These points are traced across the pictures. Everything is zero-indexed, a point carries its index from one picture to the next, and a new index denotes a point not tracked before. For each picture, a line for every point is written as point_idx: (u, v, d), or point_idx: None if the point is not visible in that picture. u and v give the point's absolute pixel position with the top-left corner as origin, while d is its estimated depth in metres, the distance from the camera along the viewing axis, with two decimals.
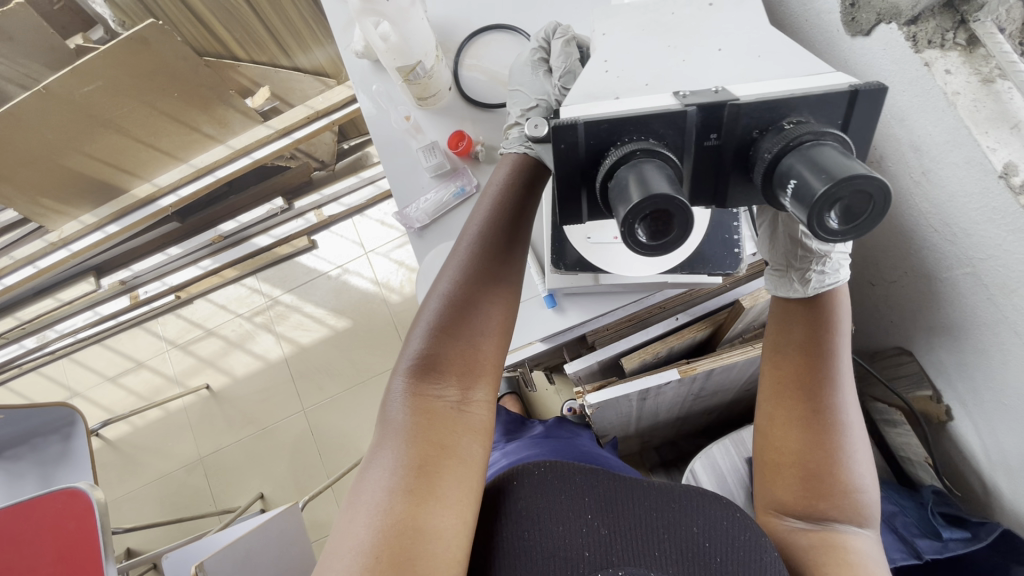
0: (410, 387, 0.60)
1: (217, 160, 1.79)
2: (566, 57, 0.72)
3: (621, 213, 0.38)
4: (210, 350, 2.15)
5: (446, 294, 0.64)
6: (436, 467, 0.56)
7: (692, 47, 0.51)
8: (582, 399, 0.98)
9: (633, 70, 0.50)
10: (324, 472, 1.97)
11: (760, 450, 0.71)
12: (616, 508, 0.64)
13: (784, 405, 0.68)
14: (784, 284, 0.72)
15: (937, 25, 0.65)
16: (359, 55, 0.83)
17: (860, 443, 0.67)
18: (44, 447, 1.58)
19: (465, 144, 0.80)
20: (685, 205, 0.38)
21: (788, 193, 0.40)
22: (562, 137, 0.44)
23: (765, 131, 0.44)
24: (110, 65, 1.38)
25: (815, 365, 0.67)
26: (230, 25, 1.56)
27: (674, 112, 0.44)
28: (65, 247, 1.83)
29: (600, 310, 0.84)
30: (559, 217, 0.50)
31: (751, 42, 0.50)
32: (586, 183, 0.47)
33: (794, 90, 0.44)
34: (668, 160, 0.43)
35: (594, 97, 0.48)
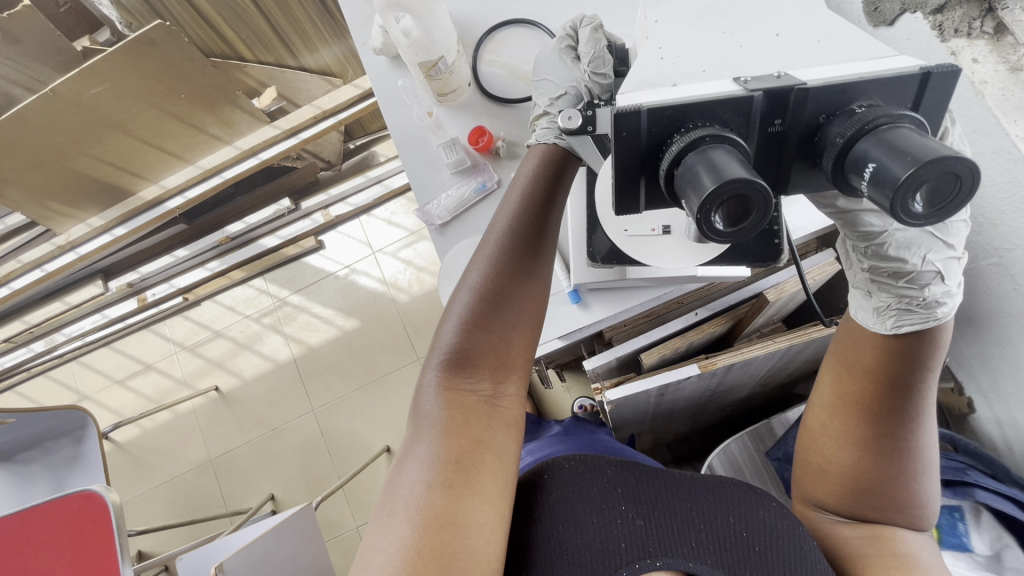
0: (444, 381, 0.61)
1: (224, 161, 1.78)
2: (594, 44, 0.71)
3: (694, 202, 0.38)
4: (219, 352, 2.15)
5: (477, 287, 0.63)
6: (471, 460, 0.56)
7: (748, 32, 0.48)
8: (602, 396, 0.97)
9: (691, 59, 0.48)
10: (335, 472, 1.97)
11: (809, 448, 0.70)
12: (650, 500, 0.65)
13: (844, 423, 0.65)
14: (862, 315, 0.64)
15: (964, 13, 0.65)
16: (378, 51, 0.83)
17: (924, 461, 0.63)
18: (56, 451, 1.58)
19: (486, 139, 0.80)
20: (764, 188, 0.37)
21: (866, 178, 0.39)
22: (626, 124, 0.42)
23: (833, 116, 0.43)
24: (117, 66, 1.38)
25: (888, 395, 0.61)
26: (236, 25, 1.56)
27: (740, 96, 0.42)
28: (73, 250, 1.82)
29: (623, 306, 0.82)
30: (618, 206, 0.48)
31: (807, 25, 0.48)
32: (647, 171, 0.46)
33: (862, 73, 0.42)
34: (738, 146, 0.42)
35: (650, 84, 0.46)
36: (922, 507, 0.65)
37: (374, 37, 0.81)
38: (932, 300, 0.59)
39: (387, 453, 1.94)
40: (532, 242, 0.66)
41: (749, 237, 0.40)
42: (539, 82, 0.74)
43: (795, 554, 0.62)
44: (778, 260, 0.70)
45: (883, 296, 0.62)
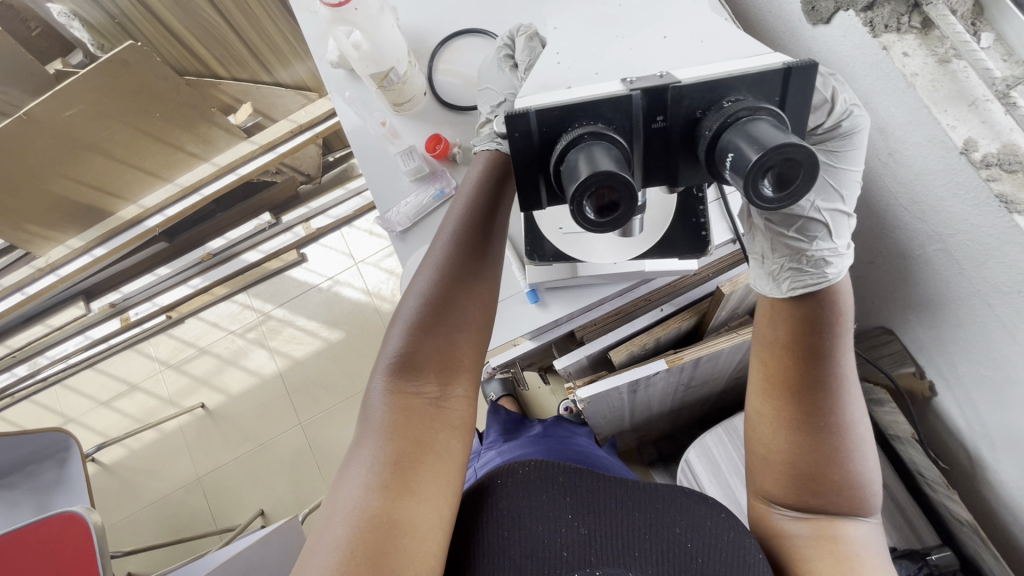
0: (389, 385, 0.62)
1: (202, 178, 1.79)
2: (530, 51, 0.73)
3: (569, 191, 0.38)
4: (205, 369, 2.15)
5: (423, 293, 0.65)
6: (414, 462, 0.57)
7: (640, 37, 0.50)
8: (574, 394, 0.99)
9: (586, 61, 0.48)
10: (324, 485, 1.96)
11: (748, 441, 0.66)
12: (597, 508, 0.63)
13: (770, 404, 0.62)
14: (760, 283, 0.66)
15: (892, 10, 0.68)
16: (335, 64, 0.84)
17: (856, 438, 0.60)
18: (39, 474, 1.57)
19: (442, 147, 0.81)
20: (628, 179, 0.37)
21: (727, 167, 0.39)
22: (515, 124, 0.43)
23: (707, 111, 0.43)
24: (89, 89, 1.39)
25: (804, 366, 0.60)
26: (208, 43, 1.57)
27: (619, 95, 0.43)
28: (53, 272, 1.82)
29: (586, 304, 0.85)
30: (518, 204, 0.47)
31: (695, 25, 0.49)
32: (542, 170, 0.46)
33: (733, 70, 0.43)
34: (618, 143, 0.42)
35: (545, 88, 0.46)
36: (864, 490, 0.60)
37: (330, 51, 0.82)
38: (820, 258, 0.62)
39: None
40: (477, 247, 0.67)
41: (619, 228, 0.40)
42: (483, 91, 0.76)
43: (739, 565, 0.60)
44: (705, 250, 0.73)
45: (775, 260, 0.65)
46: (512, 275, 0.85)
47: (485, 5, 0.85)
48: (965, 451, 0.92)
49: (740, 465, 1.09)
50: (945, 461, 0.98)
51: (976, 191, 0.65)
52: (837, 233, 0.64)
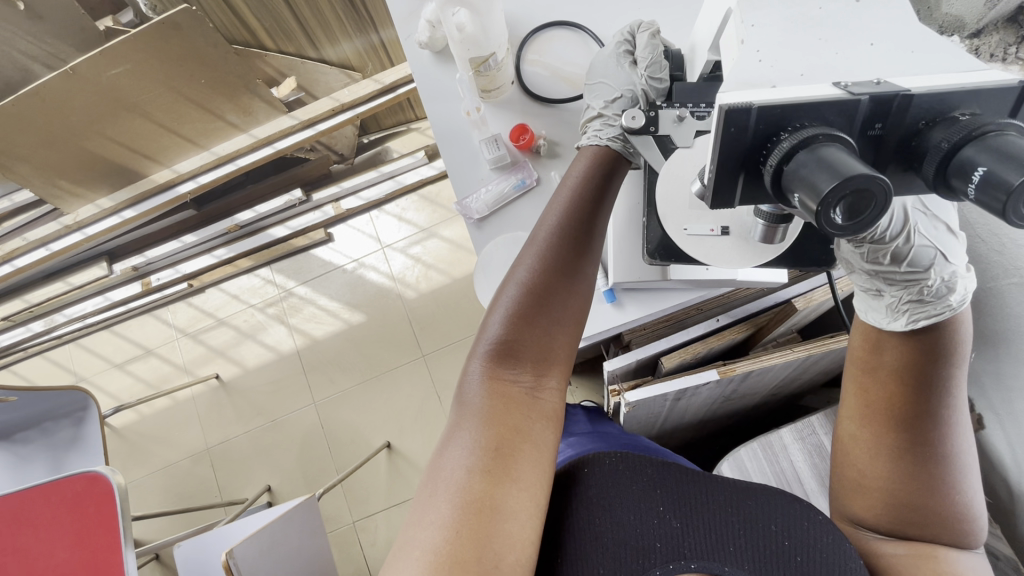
0: (488, 371, 0.62)
1: (238, 149, 1.77)
2: (652, 49, 0.72)
3: (812, 202, 0.37)
4: (222, 340, 2.14)
5: (524, 282, 0.65)
6: (511, 448, 0.58)
7: (843, 40, 0.45)
8: (619, 398, 0.97)
9: (795, 57, 0.44)
10: (333, 467, 1.96)
11: (840, 461, 0.70)
12: (690, 505, 0.67)
13: (873, 432, 0.65)
14: (875, 317, 0.65)
15: (1000, 39, 0.71)
16: (423, 45, 0.83)
17: (963, 469, 0.63)
18: (55, 432, 1.56)
19: (527, 137, 0.81)
20: (887, 185, 0.36)
21: (973, 183, 0.38)
22: (735, 119, 0.41)
23: (932, 123, 0.42)
24: (139, 48, 1.38)
25: (909, 400, 0.62)
26: (261, 14, 1.55)
27: (848, 100, 0.41)
28: (80, 230, 1.81)
29: (656, 308, 0.84)
30: (711, 199, 0.46)
31: (900, 32, 0.45)
32: (745, 168, 0.44)
33: (964, 83, 0.41)
34: (849, 146, 0.41)
35: (748, 84, 0.43)
36: (969, 520, 0.63)
37: (421, 30, 0.82)
38: (941, 288, 0.61)
39: (386, 449, 1.93)
40: (580, 240, 0.67)
41: (860, 233, 0.39)
42: (595, 85, 0.77)
43: (837, 564, 0.64)
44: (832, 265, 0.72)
45: (893, 293, 0.64)
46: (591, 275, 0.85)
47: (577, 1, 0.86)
48: (1008, 487, 0.92)
49: (771, 481, 1.09)
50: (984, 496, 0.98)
51: None
52: (949, 253, 0.62)
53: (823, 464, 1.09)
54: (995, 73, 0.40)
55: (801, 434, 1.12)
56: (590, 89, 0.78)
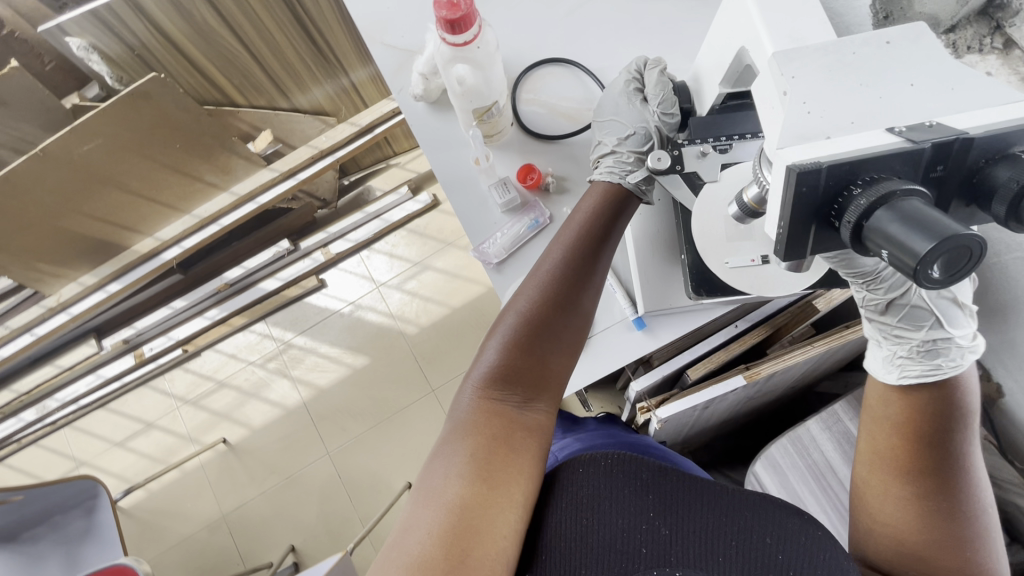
0: (481, 391, 0.65)
1: (221, 209, 1.74)
2: (662, 86, 0.76)
3: (904, 263, 0.37)
4: (225, 403, 2.08)
5: (522, 311, 0.68)
6: (496, 460, 0.60)
7: (881, 78, 0.45)
8: (649, 415, 0.97)
9: (838, 104, 0.44)
10: (356, 517, 1.91)
11: (854, 513, 0.72)
12: (680, 509, 0.66)
13: (882, 481, 0.68)
14: (876, 365, 0.72)
15: (974, 32, 0.70)
16: (418, 97, 0.84)
17: (975, 526, 0.64)
18: (65, 525, 1.49)
19: (534, 177, 0.82)
20: (984, 238, 0.36)
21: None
22: (804, 181, 0.41)
23: (992, 160, 0.42)
24: (109, 123, 1.35)
25: (918, 452, 0.65)
26: (229, 71, 1.55)
27: (912, 150, 0.40)
28: (65, 310, 1.76)
29: (683, 329, 0.83)
30: (780, 251, 0.46)
31: (935, 65, 0.45)
32: (819, 219, 0.44)
33: (1017, 119, 0.41)
34: (926, 196, 0.40)
35: (806, 139, 0.44)
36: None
37: (415, 84, 0.83)
38: (939, 348, 0.67)
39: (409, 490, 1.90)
40: (579, 277, 0.70)
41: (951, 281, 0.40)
42: (606, 122, 0.79)
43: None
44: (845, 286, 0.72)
45: (890, 345, 0.71)
46: (616, 303, 0.84)
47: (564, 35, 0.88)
48: None
49: (806, 475, 1.11)
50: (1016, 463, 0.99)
51: None
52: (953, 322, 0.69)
53: (854, 451, 1.09)
54: None
55: (828, 424, 1.12)
56: (602, 126, 0.80)
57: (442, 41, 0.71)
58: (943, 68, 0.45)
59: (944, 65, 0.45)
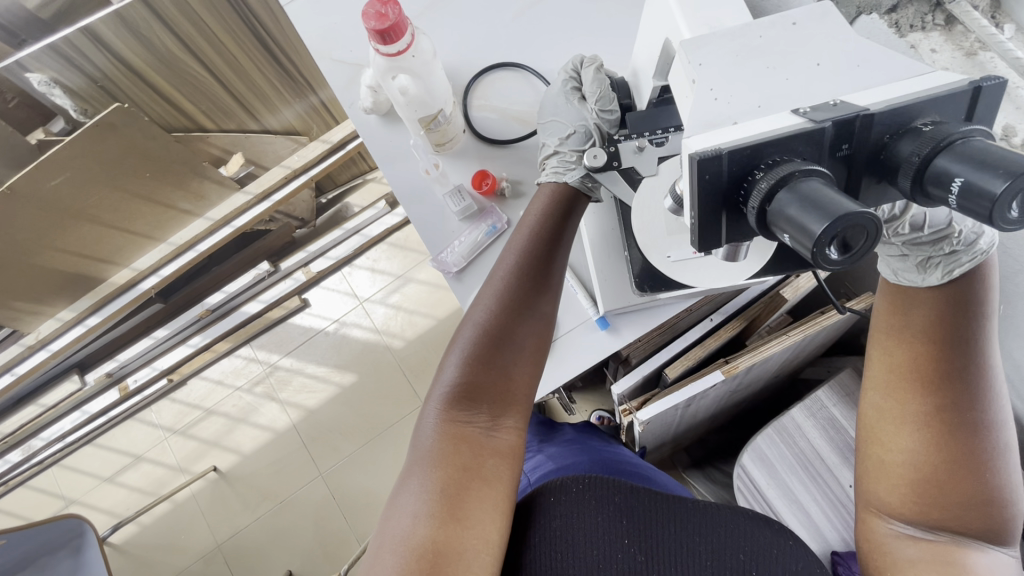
0: (443, 414, 0.64)
1: (197, 234, 1.73)
2: (598, 83, 0.74)
3: (806, 243, 0.34)
4: (214, 430, 2.06)
5: (480, 325, 0.67)
6: (464, 486, 0.59)
7: (790, 63, 0.45)
8: (631, 417, 0.96)
9: (746, 89, 0.44)
10: (353, 536, 1.89)
11: (869, 437, 0.69)
12: (652, 533, 0.67)
13: (900, 397, 0.65)
14: (907, 277, 0.67)
15: (916, 10, 0.71)
16: (369, 110, 0.84)
17: (990, 439, 0.62)
18: (53, 566, 1.44)
19: (489, 182, 0.82)
20: (876, 218, 0.34)
21: (954, 194, 0.36)
22: (706, 168, 0.39)
23: (896, 135, 0.41)
24: (74, 155, 1.31)
25: (938, 363, 0.63)
26: (195, 96, 1.51)
27: (812, 129, 0.39)
28: (44, 347, 1.72)
29: (651, 327, 0.83)
30: (695, 242, 0.43)
31: (846, 46, 0.45)
32: (727, 205, 0.41)
33: (916, 92, 0.40)
34: (826, 177, 0.38)
35: (711, 125, 0.43)
36: (998, 496, 0.62)
37: (364, 97, 0.82)
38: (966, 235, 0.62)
39: None
40: (536, 284, 0.70)
41: (852, 265, 0.37)
42: (549, 123, 0.78)
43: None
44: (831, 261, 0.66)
45: (919, 253, 0.65)
46: (579, 304, 0.84)
47: (513, 39, 0.88)
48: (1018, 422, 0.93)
49: (794, 464, 1.09)
50: None
51: None
52: None
53: (839, 435, 1.09)
54: (944, 78, 0.40)
55: (812, 410, 1.12)
56: (544, 128, 0.79)
57: (377, 54, 0.72)
58: (849, 44, 0.45)
59: (848, 40, 0.45)
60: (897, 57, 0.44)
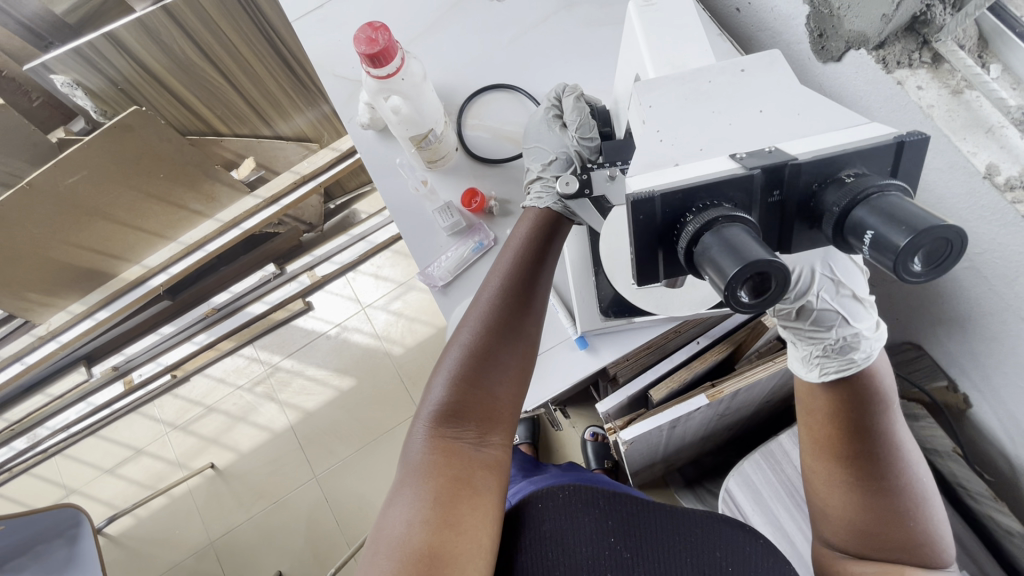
0: (431, 430, 0.63)
1: (206, 236, 1.71)
2: (579, 111, 0.76)
3: (719, 282, 0.38)
4: (214, 428, 2.09)
5: (467, 343, 0.67)
6: (454, 500, 0.58)
7: (735, 110, 0.49)
8: (616, 436, 0.97)
9: (689, 133, 0.49)
10: (344, 541, 1.89)
11: (807, 493, 0.72)
12: (639, 534, 0.67)
13: (824, 468, 0.68)
14: (796, 366, 0.71)
15: (903, 47, 0.71)
16: (366, 126, 0.88)
17: (914, 493, 0.66)
18: (48, 554, 1.40)
19: (478, 201, 0.85)
20: (784, 266, 0.38)
21: (865, 244, 0.40)
22: (641, 208, 0.43)
23: (824, 184, 0.44)
24: (92, 155, 1.32)
25: (849, 441, 0.65)
26: (211, 101, 1.52)
27: (742, 176, 0.43)
28: (54, 339, 1.75)
29: (632, 348, 0.84)
30: (635, 278, 0.47)
31: (788, 98, 0.49)
32: (663, 245, 0.45)
33: (845, 144, 0.44)
34: (749, 223, 0.42)
35: (654, 166, 0.47)
36: (929, 540, 0.66)
37: (361, 113, 0.86)
38: (842, 344, 0.67)
39: None
40: (521, 302, 0.70)
41: (762, 311, 0.41)
42: (531, 149, 0.80)
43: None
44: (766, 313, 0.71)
45: (806, 345, 0.70)
46: (559, 323, 0.85)
47: (510, 62, 0.92)
48: (1007, 460, 0.92)
49: (780, 490, 1.09)
50: (988, 474, 0.97)
51: (1004, 213, 0.66)
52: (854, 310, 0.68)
53: None
54: (873, 132, 0.44)
55: (800, 437, 1.11)
56: (528, 152, 0.81)
57: (368, 76, 0.76)
58: (792, 94, 0.49)
59: (791, 91, 0.50)
60: (836, 107, 0.48)
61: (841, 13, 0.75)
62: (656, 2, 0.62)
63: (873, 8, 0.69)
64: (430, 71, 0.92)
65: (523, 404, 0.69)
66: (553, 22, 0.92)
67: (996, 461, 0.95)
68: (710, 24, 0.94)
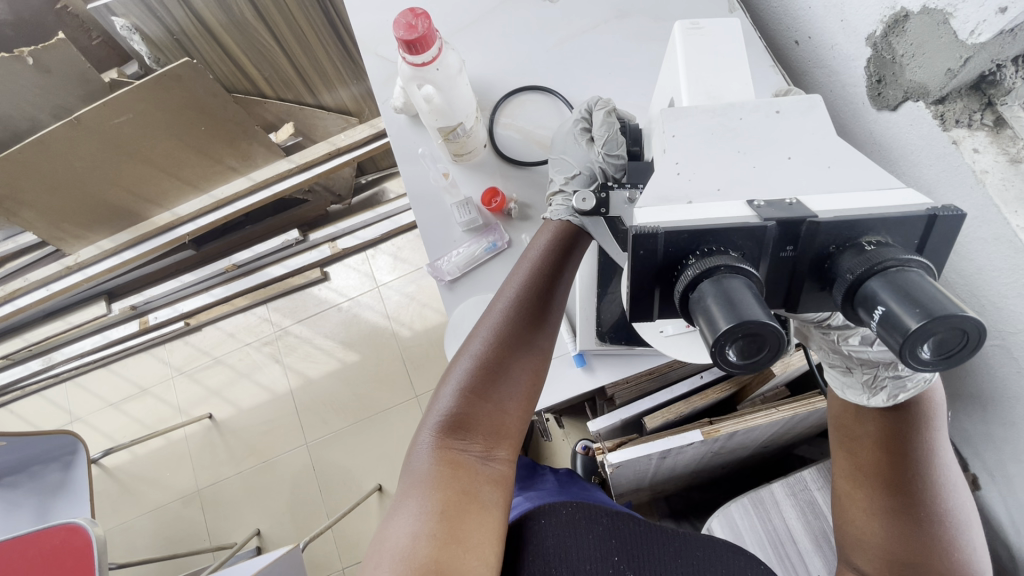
0: (437, 440, 0.61)
1: (237, 192, 1.70)
2: (608, 127, 0.73)
3: (710, 336, 0.37)
4: (217, 380, 2.12)
5: (478, 355, 0.65)
6: (461, 516, 0.57)
7: (759, 152, 0.48)
8: (602, 457, 0.94)
9: (707, 170, 0.47)
10: (324, 511, 1.92)
11: (841, 525, 0.71)
12: (642, 556, 0.66)
13: (867, 494, 0.66)
14: (854, 394, 0.64)
15: (965, 106, 0.67)
16: (399, 110, 0.89)
17: (959, 526, 0.63)
18: (43, 476, 1.39)
19: (499, 201, 0.86)
20: (779, 332, 0.36)
21: (874, 319, 0.39)
22: (641, 242, 0.41)
23: (842, 247, 0.43)
24: (141, 98, 1.34)
25: (892, 464, 0.64)
26: (258, 60, 1.50)
27: (754, 225, 0.41)
28: (81, 271, 1.74)
29: (628, 373, 0.83)
30: (628, 313, 0.47)
31: (820, 149, 0.48)
32: (660, 283, 0.44)
33: (872, 209, 0.42)
34: (753, 277, 0.41)
35: (666, 199, 0.45)
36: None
37: (396, 97, 0.87)
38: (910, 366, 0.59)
39: (378, 492, 1.90)
40: (536, 318, 0.68)
41: (755, 370, 0.40)
42: (557, 160, 0.79)
43: None
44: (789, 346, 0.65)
45: (864, 371, 0.62)
46: (560, 337, 0.84)
47: (551, 63, 0.90)
48: (1008, 549, 0.87)
49: (764, 540, 1.03)
50: None
51: None
52: None
53: (817, 522, 1.02)
54: (901, 202, 0.41)
55: (794, 489, 1.06)
56: (553, 163, 0.80)
57: (403, 61, 0.75)
58: (827, 144, 0.48)
59: (823, 143, 0.48)
60: (872, 166, 0.46)
61: (903, 61, 0.71)
62: (703, 27, 0.60)
63: (938, 61, 0.66)
64: (473, 64, 0.91)
65: (529, 420, 0.68)
66: (604, 30, 0.90)
67: (997, 549, 0.90)
68: (766, 52, 0.90)
